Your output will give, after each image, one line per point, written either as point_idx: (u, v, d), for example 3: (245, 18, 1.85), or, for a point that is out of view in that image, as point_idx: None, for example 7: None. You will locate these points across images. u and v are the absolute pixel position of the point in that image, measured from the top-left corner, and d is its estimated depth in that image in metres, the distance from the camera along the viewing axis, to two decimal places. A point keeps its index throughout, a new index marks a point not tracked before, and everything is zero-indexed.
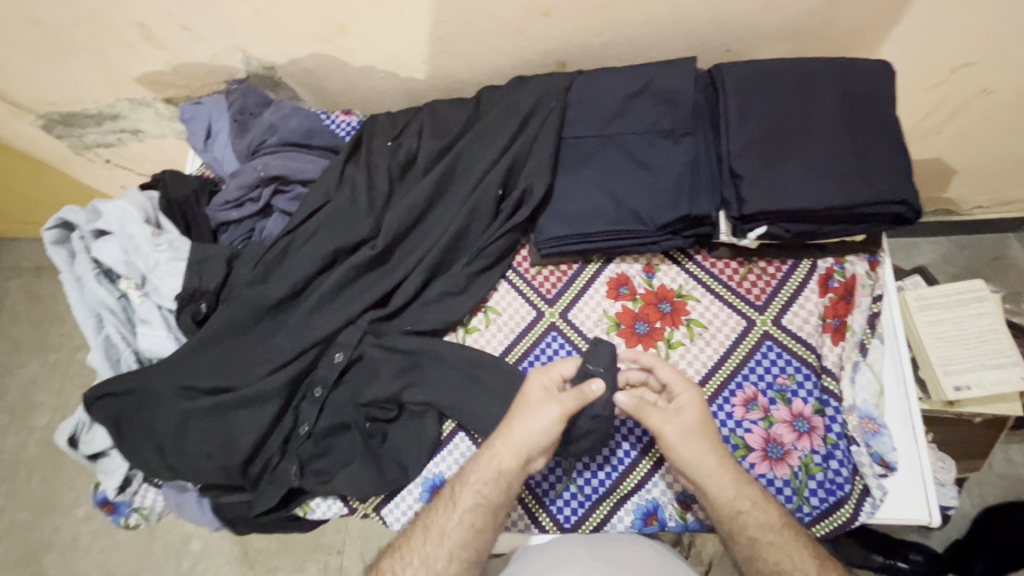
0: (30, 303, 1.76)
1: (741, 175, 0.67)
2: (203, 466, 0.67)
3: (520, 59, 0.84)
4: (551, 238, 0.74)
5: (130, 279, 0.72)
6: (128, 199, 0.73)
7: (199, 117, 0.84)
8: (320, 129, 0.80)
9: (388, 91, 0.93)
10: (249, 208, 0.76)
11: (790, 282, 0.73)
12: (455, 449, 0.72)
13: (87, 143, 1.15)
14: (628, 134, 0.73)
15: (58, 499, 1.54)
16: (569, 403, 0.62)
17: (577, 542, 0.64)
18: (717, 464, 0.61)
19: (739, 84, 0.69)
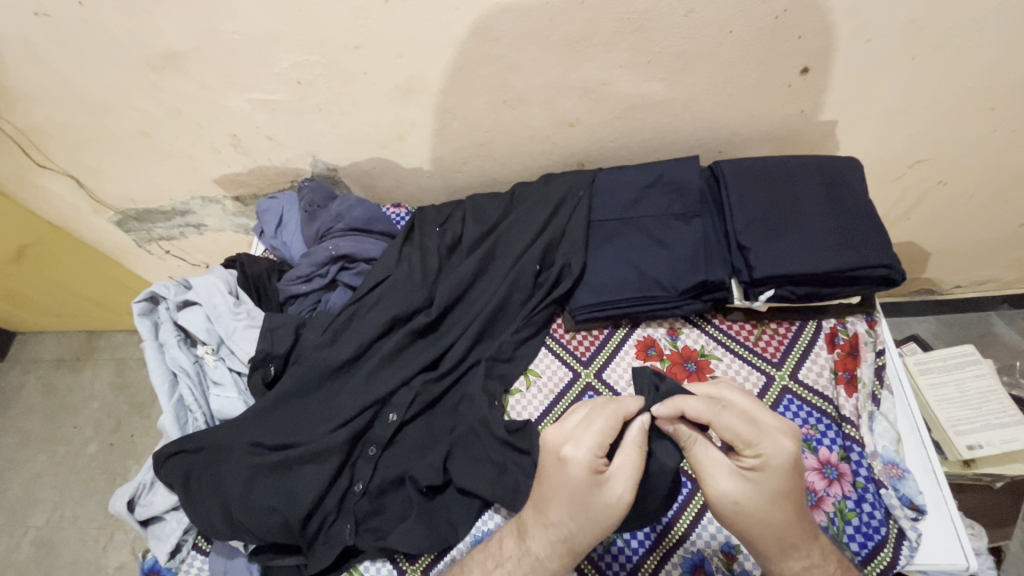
0: (48, 395, 1.79)
1: (747, 247, 0.78)
2: (262, 524, 0.70)
3: (548, 161, 1.00)
4: (586, 306, 0.83)
5: (208, 345, 0.79)
6: (215, 275, 0.83)
7: (272, 208, 0.96)
8: (379, 216, 0.91)
9: (432, 187, 1.07)
10: (317, 283, 0.86)
11: (800, 341, 0.81)
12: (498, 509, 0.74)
13: (152, 237, 1.28)
14: (647, 217, 0.85)
15: None
16: (625, 472, 0.59)
17: None
18: (783, 548, 0.60)
19: (737, 175, 0.83)
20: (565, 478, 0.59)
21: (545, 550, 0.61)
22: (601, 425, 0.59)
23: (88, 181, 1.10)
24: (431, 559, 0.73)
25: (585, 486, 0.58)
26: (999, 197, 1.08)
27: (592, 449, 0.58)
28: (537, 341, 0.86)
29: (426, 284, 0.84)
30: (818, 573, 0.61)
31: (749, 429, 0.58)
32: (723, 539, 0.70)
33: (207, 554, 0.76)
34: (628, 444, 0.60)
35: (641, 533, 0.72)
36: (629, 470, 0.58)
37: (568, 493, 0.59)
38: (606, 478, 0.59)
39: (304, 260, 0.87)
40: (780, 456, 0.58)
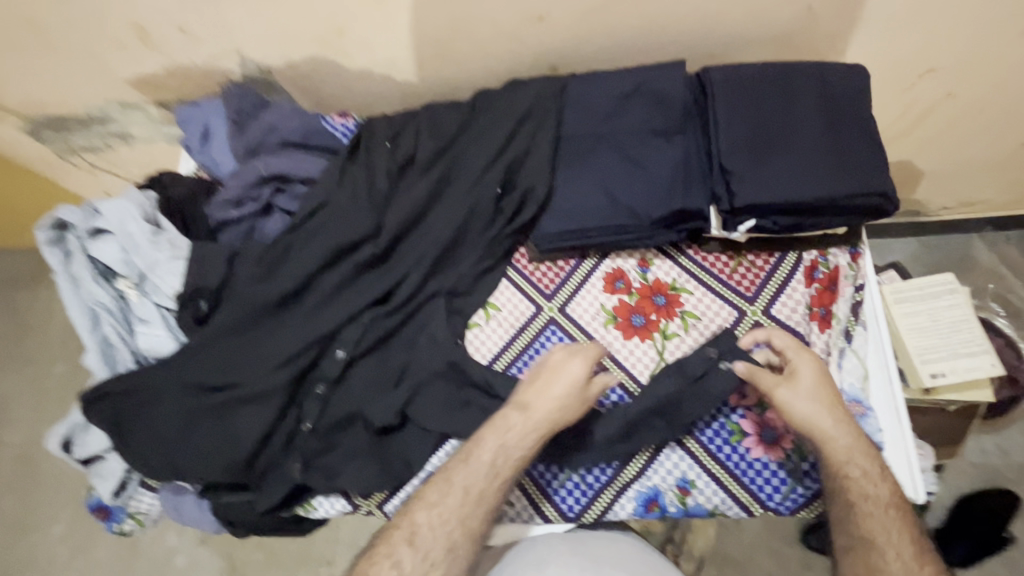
0: (3, 316, 1.71)
1: (731, 171, 0.70)
2: (213, 464, 0.67)
3: (515, 64, 0.87)
4: (555, 231, 0.75)
5: (129, 279, 0.71)
6: (128, 199, 0.72)
7: (197, 118, 0.84)
8: (319, 129, 0.80)
9: (384, 95, 0.94)
10: (249, 208, 0.76)
11: (778, 274, 0.76)
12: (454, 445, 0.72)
13: (73, 147, 1.14)
14: (622, 133, 0.75)
15: (38, 516, 1.54)
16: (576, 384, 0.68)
17: (560, 541, 0.69)
18: (847, 451, 0.65)
19: (726, 86, 0.73)
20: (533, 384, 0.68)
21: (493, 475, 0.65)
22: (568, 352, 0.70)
23: None
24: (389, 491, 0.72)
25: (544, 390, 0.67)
26: (1007, 113, 0.99)
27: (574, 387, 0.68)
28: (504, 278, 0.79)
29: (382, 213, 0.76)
30: (874, 481, 0.65)
31: (793, 354, 0.68)
32: (679, 474, 0.70)
33: (156, 491, 0.74)
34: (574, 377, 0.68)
35: (599, 469, 0.71)
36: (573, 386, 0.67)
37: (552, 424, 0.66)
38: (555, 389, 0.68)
39: (232, 180, 0.76)
40: (813, 375, 0.67)
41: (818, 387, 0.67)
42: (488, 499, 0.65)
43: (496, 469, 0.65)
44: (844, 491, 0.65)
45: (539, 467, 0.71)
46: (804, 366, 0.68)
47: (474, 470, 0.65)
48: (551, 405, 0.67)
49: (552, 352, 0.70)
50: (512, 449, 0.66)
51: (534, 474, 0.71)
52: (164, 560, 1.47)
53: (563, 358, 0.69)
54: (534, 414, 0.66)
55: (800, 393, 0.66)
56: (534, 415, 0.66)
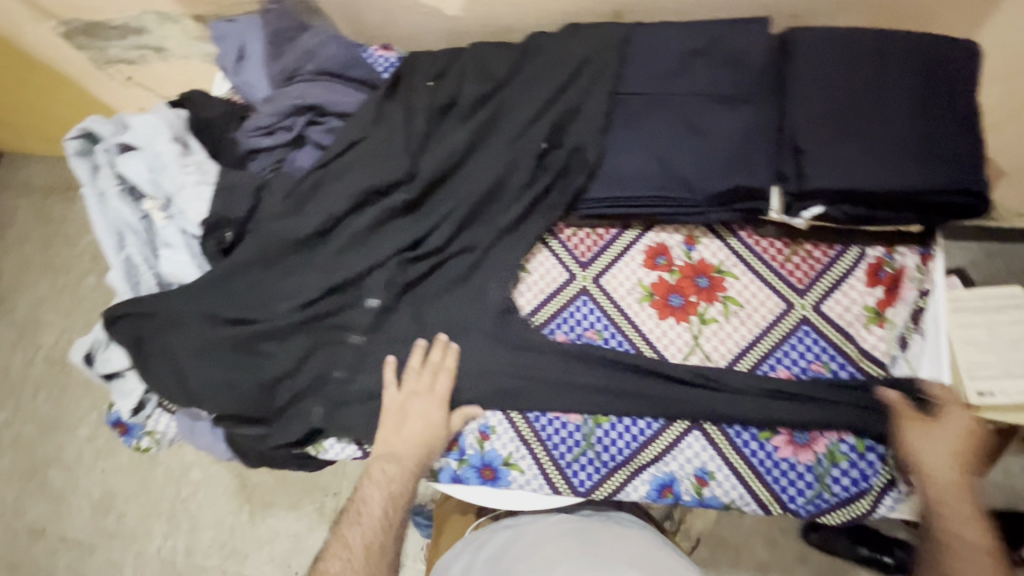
0: (40, 224, 1.75)
1: (802, 148, 0.63)
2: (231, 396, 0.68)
3: (573, 6, 0.79)
4: (607, 194, 0.69)
5: (154, 199, 0.69)
6: (159, 115, 0.69)
7: (231, 37, 0.79)
8: (359, 60, 0.75)
9: (429, 30, 0.88)
10: (281, 138, 0.72)
11: (835, 268, 0.70)
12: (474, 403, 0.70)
13: (109, 58, 1.11)
14: (686, 95, 0.68)
15: (65, 417, 1.62)
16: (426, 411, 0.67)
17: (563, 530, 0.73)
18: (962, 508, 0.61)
19: (812, 52, 0.64)
20: (393, 416, 0.67)
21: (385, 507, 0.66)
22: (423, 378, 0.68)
23: None
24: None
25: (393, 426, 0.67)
26: None
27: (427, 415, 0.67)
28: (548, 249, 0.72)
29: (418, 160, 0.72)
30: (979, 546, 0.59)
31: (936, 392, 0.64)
32: (699, 464, 0.67)
33: (173, 414, 0.75)
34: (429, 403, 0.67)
35: (616, 448, 0.68)
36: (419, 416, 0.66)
37: (414, 454, 0.66)
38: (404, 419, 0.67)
39: (263, 106, 0.72)
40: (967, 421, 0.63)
41: (957, 438, 0.62)
42: (395, 517, 0.66)
43: (385, 513, 0.66)
44: (951, 546, 0.60)
45: (553, 437, 0.69)
46: (951, 417, 0.63)
47: (369, 521, 0.66)
48: (416, 448, 0.66)
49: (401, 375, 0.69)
50: (400, 490, 0.66)
51: (548, 445, 0.69)
52: (180, 471, 1.54)
53: (412, 385, 0.68)
54: (402, 457, 0.66)
55: (937, 436, 0.62)
56: (406, 462, 0.66)
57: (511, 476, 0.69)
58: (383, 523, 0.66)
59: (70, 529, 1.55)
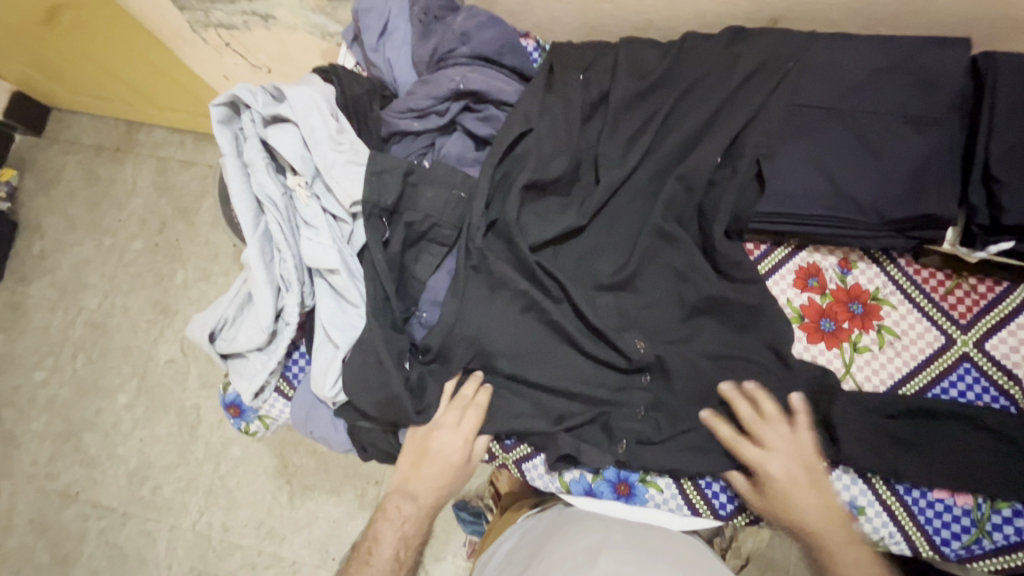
0: (89, 183, 1.70)
1: (1001, 181, 0.60)
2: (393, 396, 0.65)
3: (732, 9, 0.75)
4: (787, 209, 0.66)
5: (301, 176, 0.67)
6: (312, 88, 0.67)
7: (376, 8, 0.74)
8: (516, 48, 0.72)
9: (566, 20, 0.84)
10: (433, 122, 0.70)
11: (1001, 305, 0.67)
12: None
13: (209, 21, 1.06)
14: (871, 114, 0.65)
15: (105, 383, 1.58)
16: (452, 424, 0.66)
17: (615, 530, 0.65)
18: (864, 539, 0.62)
19: (1015, 80, 0.61)
20: (426, 448, 0.67)
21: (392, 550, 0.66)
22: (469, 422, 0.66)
23: None
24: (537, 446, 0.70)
25: (416, 453, 0.68)
26: None
27: (465, 445, 0.66)
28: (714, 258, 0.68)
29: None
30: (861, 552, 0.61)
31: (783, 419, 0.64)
32: (848, 497, 0.65)
33: (290, 400, 0.73)
34: (459, 436, 0.66)
35: None
36: (445, 441, 0.65)
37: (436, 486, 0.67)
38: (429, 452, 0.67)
39: (420, 88, 0.70)
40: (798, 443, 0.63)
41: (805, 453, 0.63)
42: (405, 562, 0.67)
43: (395, 557, 0.66)
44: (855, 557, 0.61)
45: None
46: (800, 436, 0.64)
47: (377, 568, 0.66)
48: (435, 486, 0.67)
49: (422, 407, 0.68)
50: (412, 532, 0.68)
51: None
52: (220, 448, 1.50)
53: (442, 419, 0.66)
54: (421, 497, 0.68)
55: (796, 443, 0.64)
56: (421, 501, 0.68)
57: (648, 493, 0.68)
58: (392, 566, 0.66)
59: (103, 498, 1.51)
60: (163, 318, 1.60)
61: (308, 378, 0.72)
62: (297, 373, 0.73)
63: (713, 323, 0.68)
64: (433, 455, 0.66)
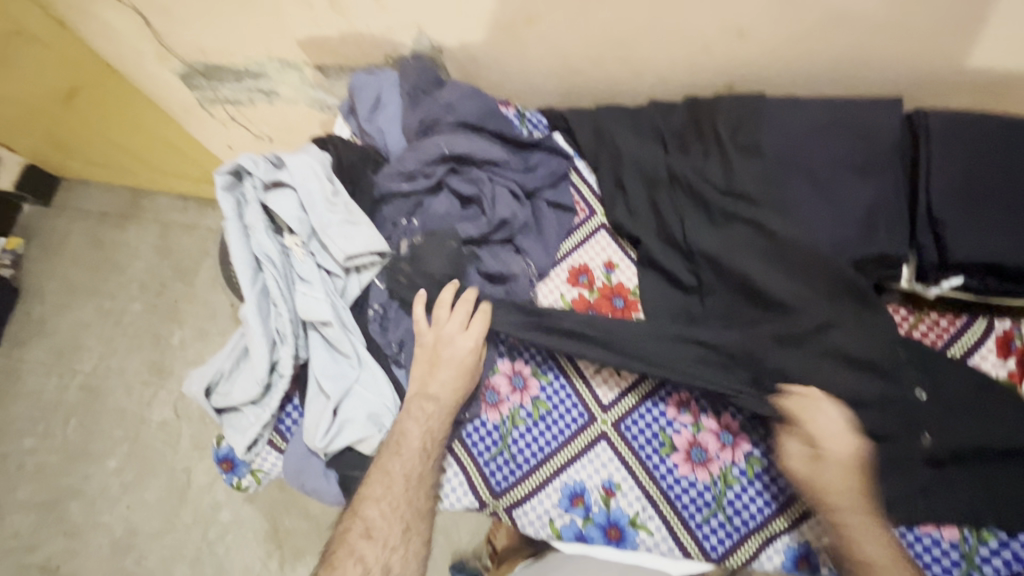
0: (92, 248, 1.76)
1: (943, 222, 0.65)
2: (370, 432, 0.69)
3: (691, 77, 0.83)
4: (750, 256, 0.70)
5: (298, 235, 0.72)
6: (311, 157, 0.74)
7: (369, 86, 0.83)
8: (497, 114, 0.79)
9: (543, 89, 0.92)
10: (421, 184, 0.76)
11: (965, 337, 0.70)
12: (604, 450, 0.71)
13: (217, 98, 1.15)
14: (822, 165, 0.71)
15: (94, 447, 1.56)
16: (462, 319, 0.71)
17: None
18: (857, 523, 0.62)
19: (946, 132, 0.67)
20: (438, 345, 0.71)
21: (418, 444, 0.68)
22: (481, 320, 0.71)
23: (159, 23, 0.95)
24: (529, 490, 0.71)
25: (431, 350, 0.71)
26: None
27: (476, 338, 0.71)
28: (680, 302, 0.75)
29: (549, 228, 0.80)
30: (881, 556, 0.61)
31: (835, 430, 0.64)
32: None
33: (283, 453, 0.74)
34: (470, 330, 0.71)
35: (748, 513, 0.67)
36: (459, 333, 0.71)
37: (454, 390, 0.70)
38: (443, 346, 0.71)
39: (408, 153, 0.76)
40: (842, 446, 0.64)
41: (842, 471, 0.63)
42: (432, 451, 0.69)
43: (423, 446, 0.68)
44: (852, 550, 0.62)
45: (682, 497, 0.69)
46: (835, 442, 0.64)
47: (408, 459, 0.67)
48: (452, 389, 0.70)
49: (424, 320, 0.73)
50: (438, 427, 0.69)
51: (677, 503, 0.69)
52: (208, 512, 1.47)
53: (459, 320, 0.71)
54: (442, 398, 0.70)
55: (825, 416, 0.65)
56: (442, 400, 0.70)
57: (639, 537, 0.69)
58: (421, 454, 0.68)
59: (83, 571, 1.46)
60: (158, 379, 1.61)
61: (300, 431, 0.73)
62: (290, 426, 0.74)
63: (690, 357, 0.69)
64: (445, 347, 0.71)
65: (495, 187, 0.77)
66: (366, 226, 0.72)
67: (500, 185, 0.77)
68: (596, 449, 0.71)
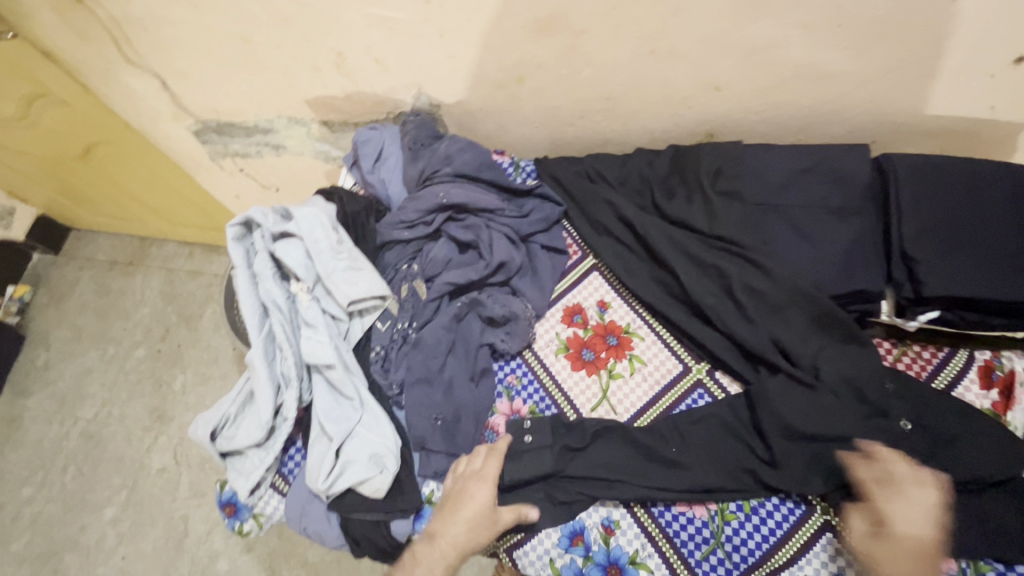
0: (98, 295, 1.80)
1: (916, 259, 0.68)
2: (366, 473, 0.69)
3: (674, 127, 0.89)
4: (734, 294, 0.74)
5: (303, 282, 0.75)
6: (317, 208, 0.78)
7: (372, 140, 0.88)
8: (491, 165, 0.84)
9: (535, 139, 0.98)
10: (421, 231, 0.80)
11: (948, 368, 0.73)
12: None
13: (228, 152, 1.22)
14: (800, 207, 0.75)
15: (92, 496, 1.55)
16: (488, 473, 0.69)
17: None
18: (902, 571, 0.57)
19: (912, 174, 0.72)
20: (454, 489, 0.69)
21: None
22: (494, 463, 0.70)
23: (176, 86, 1.02)
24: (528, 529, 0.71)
25: (453, 500, 0.68)
26: None
27: (491, 488, 0.68)
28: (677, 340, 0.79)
29: (543, 270, 0.83)
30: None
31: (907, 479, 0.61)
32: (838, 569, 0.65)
33: (285, 496, 0.75)
34: (488, 478, 0.69)
35: (747, 548, 0.68)
36: (484, 485, 0.68)
37: (471, 545, 0.65)
38: (461, 498, 0.68)
39: (409, 203, 0.81)
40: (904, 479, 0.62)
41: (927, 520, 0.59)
42: None
43: None
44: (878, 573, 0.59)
45: (681, 534, 0.69)
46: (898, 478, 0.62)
47: None
48: (459, 539, 0.65)
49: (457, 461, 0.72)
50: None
51: (676, 539, 0.69)
52: (205, 562, 1.44)
53: (476, 467, 0.71)
54: (439, 542, 0.65)
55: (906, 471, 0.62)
56: (438, 544, 0.65)
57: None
58: None
59: None
60: (158, 425, 1.61)
61: (303, 473, 0.74)
62: (293, 469, 0.76)
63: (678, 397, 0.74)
64: (463, 496, 0.68)
65: (491, 232, 0.81)
66: (369, 272, 0.75)
67: (496, 231, 0.81)
68: None
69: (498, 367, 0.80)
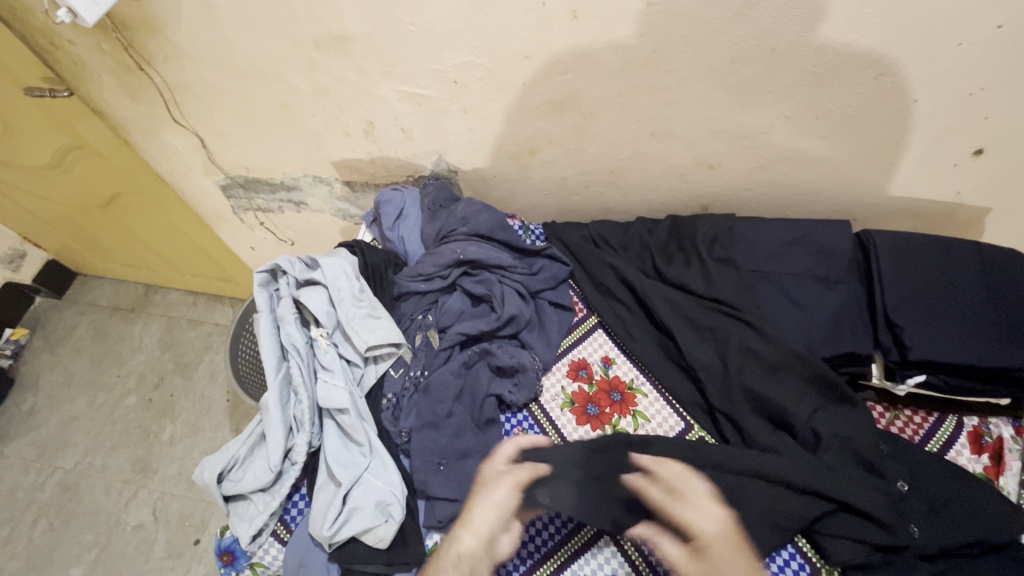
0: (96, 341, 1.80)
1: (900, 326, 0.73)
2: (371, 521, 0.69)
3: (671, 199, 0.97)
4: (734, 355, 0.78)
5: (323, 327, 0.78)
6: (341, 258, 0.83)
7: (394, 200, 0.95)
8: (505, 226, 0.90)
9: (543, 206, 1.06)
10: (437, 284, 0.85)
11: (938, 433, 0.76)
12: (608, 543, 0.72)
13: (251, 206, 1.29)
14: (791, 274, 0.81)
15: (60, 554, 1.47)
16: (522, 474, 0.72)
17: None
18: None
19: (891, 248, 0.78)
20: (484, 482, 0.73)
21: None
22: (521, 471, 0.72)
23: (213, 144, 1.10)
24: None
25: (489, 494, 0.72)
26: None
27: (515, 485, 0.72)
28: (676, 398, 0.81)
29: (551, 325, 0.87)
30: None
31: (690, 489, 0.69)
32: None
33: (285, 545, 0.74)
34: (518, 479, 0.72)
35: None
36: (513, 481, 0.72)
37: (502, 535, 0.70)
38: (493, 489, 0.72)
39: (427, 258, 0.86)
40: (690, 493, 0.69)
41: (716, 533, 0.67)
42: None
43: None
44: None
45: None
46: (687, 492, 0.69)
47: None
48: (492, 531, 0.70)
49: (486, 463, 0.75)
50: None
51: None
52: None
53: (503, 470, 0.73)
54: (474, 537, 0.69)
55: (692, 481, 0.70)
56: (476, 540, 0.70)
57: None
58: None
59: None
60: (140, 478, 1.56)
61: (306, 521, 0.74)
62: (295, 516, 0.75)
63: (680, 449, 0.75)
64: (496, 488, 0.72)
65: (503, 288, 0.85)
66: (386, 320, 0.79)
67: (508, 286, 0.86)
68: (599, 543, 0.72)
69: (505, 418, 0.82)
